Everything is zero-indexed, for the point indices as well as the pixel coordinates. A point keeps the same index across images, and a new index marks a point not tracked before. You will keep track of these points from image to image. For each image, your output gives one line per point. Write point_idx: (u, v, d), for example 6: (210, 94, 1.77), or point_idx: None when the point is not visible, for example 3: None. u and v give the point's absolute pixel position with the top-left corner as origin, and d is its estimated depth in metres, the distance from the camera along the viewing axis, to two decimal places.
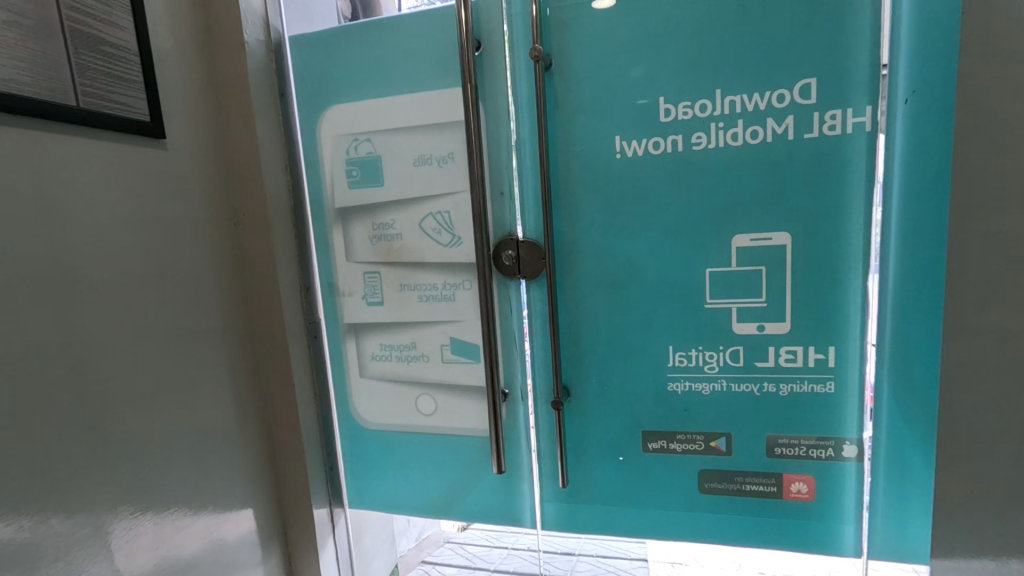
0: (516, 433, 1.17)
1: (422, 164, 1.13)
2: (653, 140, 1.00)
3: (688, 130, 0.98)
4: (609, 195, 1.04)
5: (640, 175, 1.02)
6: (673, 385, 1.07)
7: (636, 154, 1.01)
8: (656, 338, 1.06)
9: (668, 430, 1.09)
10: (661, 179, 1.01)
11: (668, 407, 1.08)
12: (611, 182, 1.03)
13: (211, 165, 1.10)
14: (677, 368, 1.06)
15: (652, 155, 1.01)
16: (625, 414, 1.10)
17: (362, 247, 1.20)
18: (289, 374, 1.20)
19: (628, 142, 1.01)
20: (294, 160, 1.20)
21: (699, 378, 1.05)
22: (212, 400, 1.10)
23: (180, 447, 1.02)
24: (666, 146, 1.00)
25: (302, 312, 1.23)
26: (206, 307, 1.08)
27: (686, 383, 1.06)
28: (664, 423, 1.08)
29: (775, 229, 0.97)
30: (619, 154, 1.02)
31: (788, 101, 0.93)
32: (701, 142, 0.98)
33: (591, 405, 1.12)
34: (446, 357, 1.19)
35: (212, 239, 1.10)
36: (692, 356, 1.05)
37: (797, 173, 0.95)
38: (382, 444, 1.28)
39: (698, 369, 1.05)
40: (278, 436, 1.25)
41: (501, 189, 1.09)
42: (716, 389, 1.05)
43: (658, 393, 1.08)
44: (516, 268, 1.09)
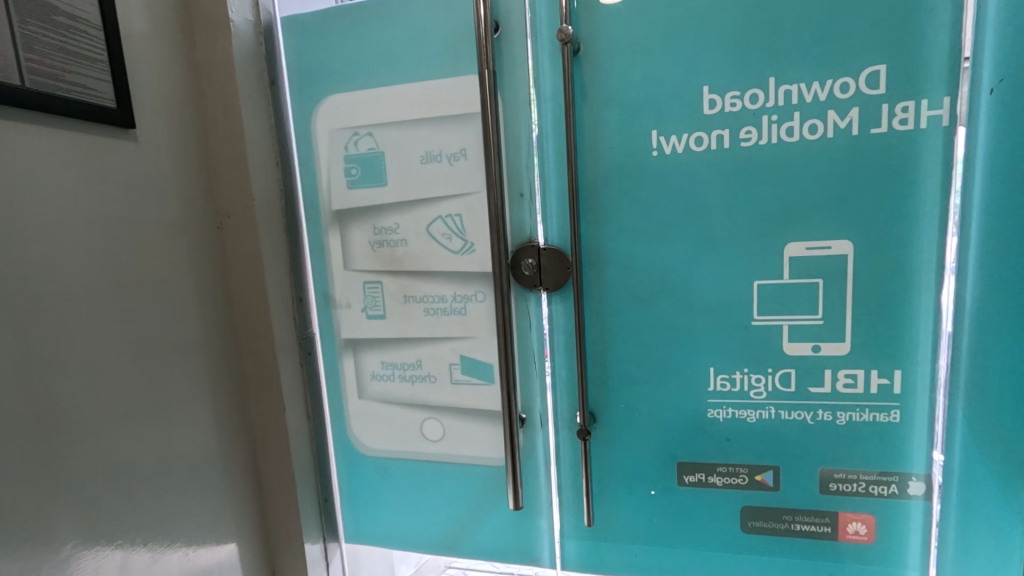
0: (534, 463, 1.05)
1: (430, 162, 1.01)
2: (695, 136, 0.88)
3: (735, 124, 0.86)
4: (643, 197, 0.92)
5: (679, 175, 0.90)
6: (713, 411, 0.95)
7: (676, 151, 0.89)
8: (695, 359, 0.94)
9: (707, 462, 0.97)
10: (703, 179, 0.89)
11: (707, 436, 0.96)
12: (645, 183, 0.91)
13: (190, 160, 0.96)
14: (719, 393, 0.94)
15: (693, 153, 0.89)
16: (658, 443, 0.98)
17: (361, 255, 1.08)
18: (280, 398, 1.05)
19: (666, 138, 0.89)
20: (286, 155, 1.07)
21: (744, 405, 0.93)
22: (190, 428, 0.96)
23: (151, 483, 0.89)
24: (710, 142, 0.88)
25: (295, 326, 1.09)
26: (183, 321, 0.95)
27: (728, 409, 0.94)
28: (702, 454, 0.97)
29: (835, 237, 0.86)
30: (656, 151, 0.90)
31: (852, 91, 0.81)
32: (750, 138, 0.86)
33: (620, 433, 1.00)
34: (455, 377, 1.07)
35: (190, 245, 0.96)
36: (735, 379, 0.93)
37: (862, 173, 0.83)
38: (383, 472, 1.15)
39: (742, 394, 0.93)
40: (265, 467, 1.10)
41: (520, 190, 0.97)
42: (763, 417, 0.93)
43: (696, 420, 0.96)
44: (537, 280, 0.97)
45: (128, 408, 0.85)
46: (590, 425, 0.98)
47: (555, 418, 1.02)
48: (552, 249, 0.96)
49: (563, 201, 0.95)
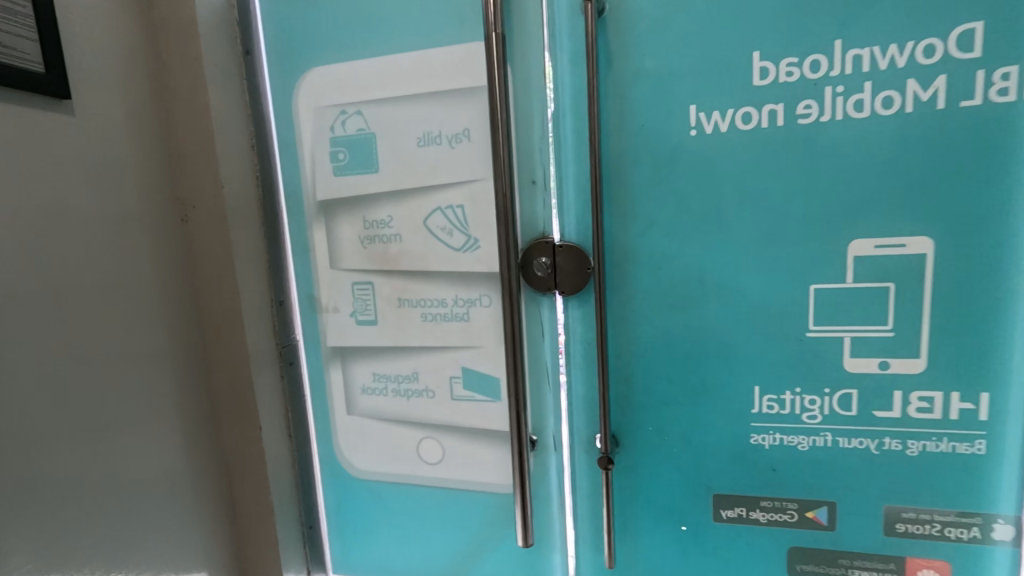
0: (547, 491, 0.91)
1: (428, 144, 0.87)
2: (742, 112, 0.74)
3: (792, 97, 0.72)
4: (679, 186, 0.78)
5: (722, 158, 0.76)
6: (756, 437, 0.81)
7: (718, 131, 0.75)
8: (737, 376, 0.80)
9: (749, 495, 0.83)
10: (751, 164, 0.75)
11: (750, 465, 0.82)
12: (681, 167, 0.77)
13: (147, 142, 0.83)
14: (764, 416, 0.80)
15: (740, 133, 0.75)
16: (691, 472, 0.85)
17: (350, 251, 0.94)
18: (254, 415, 0.92)
19: (706, 115, 0.75)
20: (263, 137, 0.93)
21: (794, 430, 0.80)
22: (149, 452, 0.83)
23: (99, 516, 0.76)
24: (760, 119, 0.74)
25: (273, 333, 0.95)
26: (140, 328, 0.81)
27: (775, 435, 0.80)
28: (743, 486, 0.83)
29: (911, 233, 0.71)
30: (695, 130, 0.76)
31: (938, 56, 0.67)
32: (810, 114, 0.72)
33: (646, 459, 0.86)
34: (456, 393, 0.94)
35: (148, 239, 0.83)
36: (784, 400, 0.79)
37: (948, 156, 0.69)
38: (375, 497, 1.02)
39: (793, 417, 0.79)
40: (238, 493, 0.96)
41: (533, 177, 0.83)
42: (817, 445, 0.79)
43: (736, 446, 0.82)
44: (552, 281, 0.84)
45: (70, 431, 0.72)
46: (612, 452, 0.84)
47: (571, 440, 0.89)
48: (570, 246, 0.82)
49: (583, 190, 0.82)
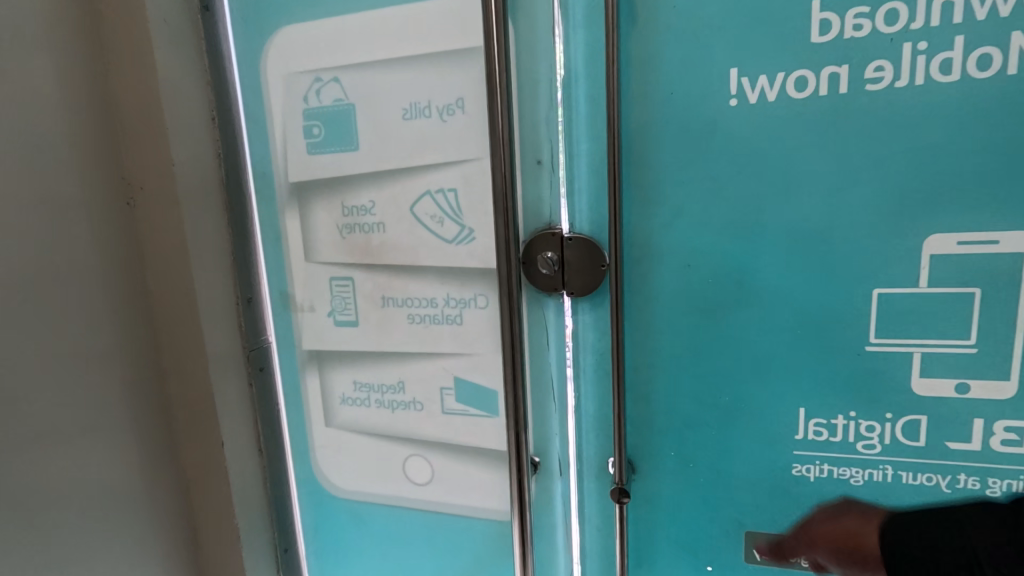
0: (551, 521, 0.79)
1: (415, 116, 0.74)
2: (795, 76, 0.60)
3: (859, 57, 0.58)
4: (714, 167, 0.64)
5: (769, 133, 0.62)
6: (799, 467, 0.69)
7: (766, 100, 0.62)
8: (780, 395, 0.67)
9: (789, 535, 0.70)
10: (805, 140, 0.61)
11: (791, 500, 0.70)
12: (718, 144, 0.64)
13: (82, 110, 0.71)
14: (810, 443, 0.68)
15: (792, 102, 0.61)
16: (720, 506, 0.72)
17: (327, 242, 0.82)
18: (216, 428, 0.80)
19: (751, 79, 0.62)
20: (225, 107, 0.80)
21: (847, 462, 0.67)
22: (95, 474, 0.71)
23: (30, 554, 0.64)
24: (818, 85, 0.60)
25: (239, 335, 0.83)
26: (79, 329, 0.69)
27: (823, 466, 0.68)
28: (783, 524, 0.70)
29: (1005, 227, 0.58)
30: (736, 99, 0.62)
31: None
32: (882, 78, 0.58)
33: (667, 489, 0.73)
34: (448, 406, 0.82)
35: (86, 226, 0.71)
36: (835, 426, 0.66)
37: None
38: (357, 519, 0.90)
39: (845, 446, 0.66)
40: (200, 518, 0.84)
41: (537, 156, 0.70)
42: (873, 480, 0.66)
43: (776, 478, 0.69)
44: (560, 280, 0.71)
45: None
46: (627, 481, 0.72)
47: (580, 463, 0.77)
48: (582, 239, 0.69)
49: (598, 171, 0.68)
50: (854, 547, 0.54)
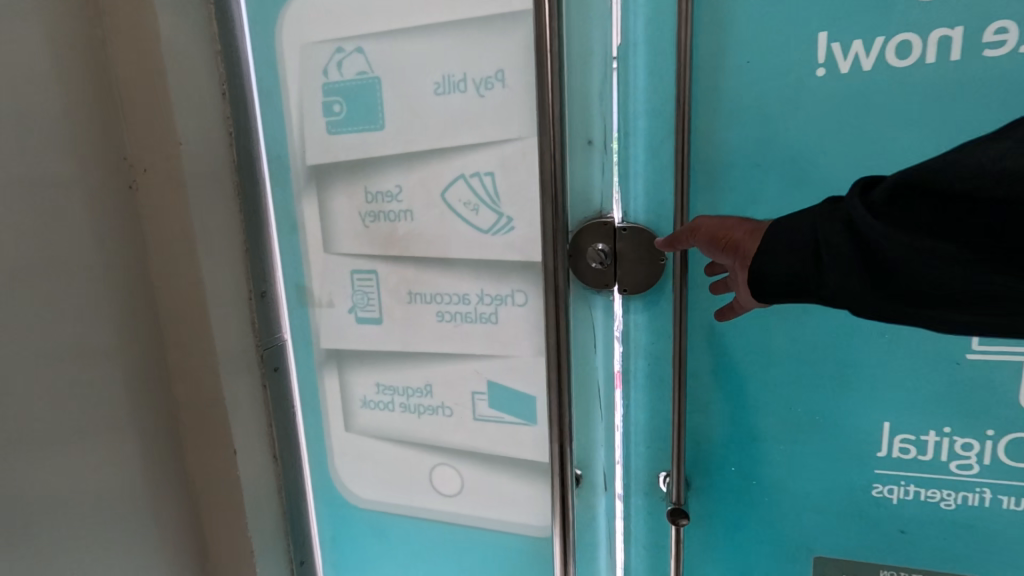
0: (595, 539, 0.73)
1: (448, 91, 0.66)
2: (897, 41, 0.52)
3: (977, 18, 0.50)
4: (795, 148, 0.56)
5: (863, 109, 0.54)
6: (879, 488, 0.62)
7: (860, 69, 0.53)
8: (861, 408, 0.61)
9: (867, 563, 0.64)
10: (906, 116, 0.53)
11: (869, 523, 0.63)
12: (801, 122, 0.56)
13: (77, 82, 0.63)
14: (893, 461, 0.61)
15: (892, 72, 0.53)
16: (790, 529, 0.66)
17: (348, 231, 0.74)
18: (227, 434, 0.73)
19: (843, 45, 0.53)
20: (237, 81, 0.72)
21: (938, 483, 0.60)
22: (97, 487, 0.64)
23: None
24: (924, 52, 0.52)
25: (252, 332, 0.76)
26: (77, 326, 0.62)
27: (908, 487, 0.61)
28: (860, 550, 0.64)
29: None
30: (824, 69, 0.54)
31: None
32: (1005, 42, 0.50)
33: (730, 509, 0.67)
34: (480, 412, 0.75)
35: (84, 212, 0.63)
36: (925, 444, 0.60)
37: None
38: (378, 532, 0.84)
39: (936, 465, 0.60)
40: (210, 529, 0.78)
41: (587, 135, 0.62)
42: (967, 504, 0.60)
43: (854, 500, 0.63)
44: (611, 275, 0.64)
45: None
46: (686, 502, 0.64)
47: (627, 478, 0.70)
48: (637, 229, 0.62)
49: (658, 153, 0.61)
50: (725, 243, 0.54)
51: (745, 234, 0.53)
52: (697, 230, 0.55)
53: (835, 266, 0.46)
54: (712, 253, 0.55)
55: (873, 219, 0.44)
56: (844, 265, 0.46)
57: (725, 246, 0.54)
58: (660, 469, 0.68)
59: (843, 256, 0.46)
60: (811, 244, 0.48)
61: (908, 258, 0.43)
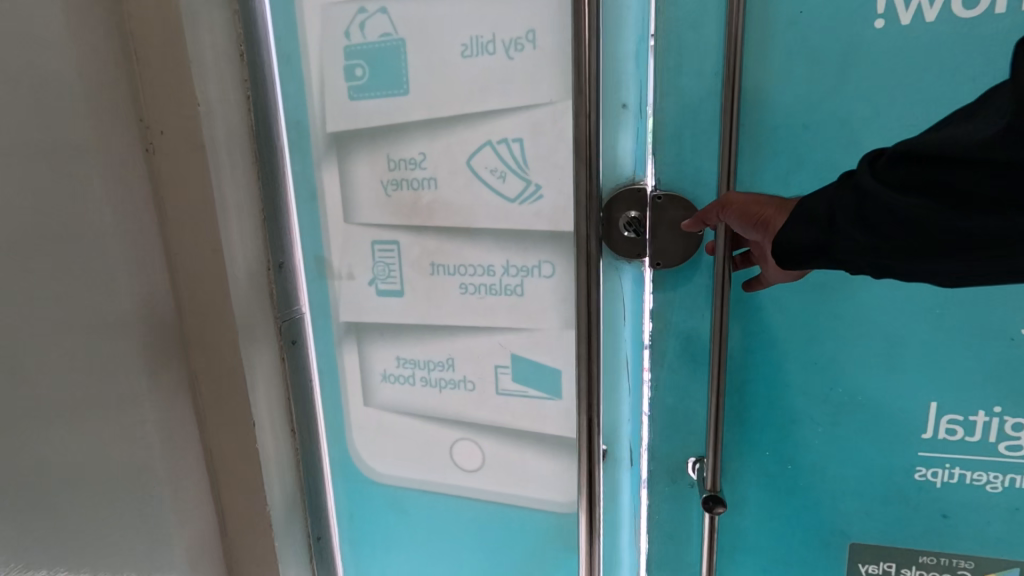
0: (619, 514, 0.72)
1: (475, 53, 0.64)
2: None
3: None
4: (848, 106, 0.57)
5: (919, 63, 0.55)
6: (921, 471, 0.64)
7: (923, 20, 0.54)
8: (908, 391, 0.61)
9: (911, 548, 0.66)
10: (963, 72, 0.54)
11: (913, 508, 0.65)
12: (855, 77, 0.56)
13: (93, 39, 0.61)
14: (939, 443, 0.62)
15: (956, 22, 0.54)
16: (833, 512, 0.67)
17: (368, 200, 0.73)
18: (246, 406, 0.72)
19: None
20: (255, 43, 0.70)
21: (985, 466, 0.62)
22: (118, 456, 0.63)
23: (59, 544, 0.58)
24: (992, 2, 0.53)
25: (271, 304, 0.74)
26: (94, 291, 0.61)
27: (953, 470, 0.63)
28: (903, 534, 0.66)
29: None
30: (883, 20, 0.55)
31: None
32: None
33: (774, 493, 0.68)
34: (502, 386, 0.73)
35: (99, 174, 0.61)
36: (974, 426, 0.61)
37: None
38: (398, 506, 0.83)
39: (984, 446, 0.61)
40: (229, 504, 0.77)
41: (622, 98, 0.60)
42: (1016, 485, 0.62)
43: (896, 482, 0.65)
44: (642, 245, 0.62)
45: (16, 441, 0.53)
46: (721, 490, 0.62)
47: (654, 454, 0.69)
48: (671, 197, 0.60)
49: (697, 117, 0.59)
50: (756, 220, 0.53)
51: (775, 209, 0.52)
52: (728, 206, 0.54)
53: (849, 231, 0.46)
54: (744, 229, 0.54)
55: (883, 186, 0.43)
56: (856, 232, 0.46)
57: (757, 223, 0.53)
58: (690, 452, 0.68)
59: (854, 222, 0.46)
60: (828, 212, 0.47)
61: (920, 218, 0.42)
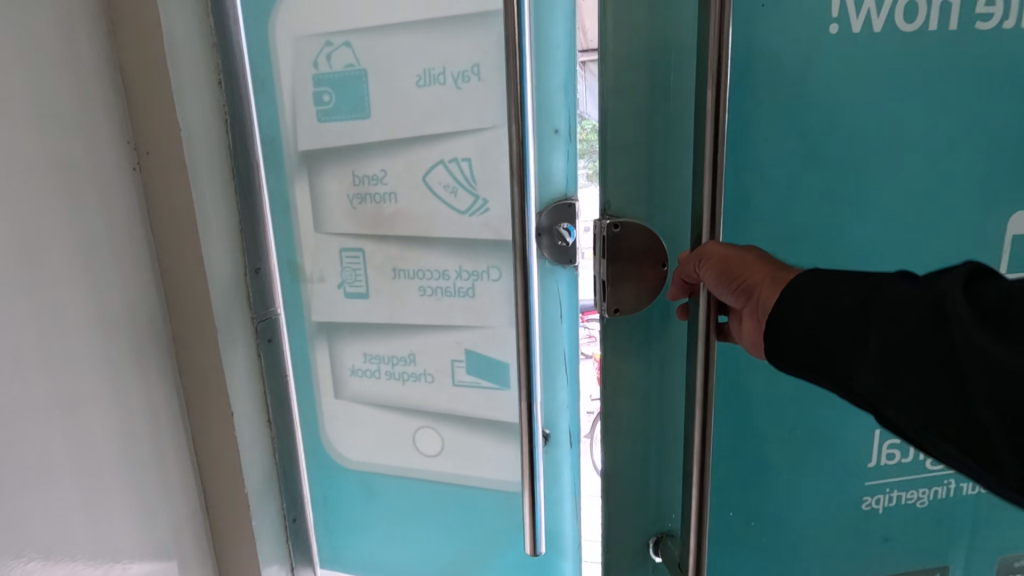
0: (559, 489, 0.80)
1: (429, 84, 0.73)
2: (904, 6, 0.66)
3: None
4: (798, 107, 0.68)
5: (857, 68, 0.67)
6: (870, 501, 0.79)
7: (871, 28, 0.66)
8: (853, 430, 0.77)
9: (863, 567, 0.82)
10: (884, 85, 0.68)
11: (862, 533, 0.81)
12: (802, 84, 0.67)
13: (87, 69, 0.68)
14: (883, 468, 0.78)
15: (894, 33, 0.66)
16: (802, 545, 0.81)
17: (337, 212, 0.81)
18: (226, 398, 0.79)
19: (853, 8, 0.65)
20: (233, 71, 0.78)
21: (915, 486, 0.79)
22: (111, 441, 0.70)
23: (63, 516, 0.65)
24: (925, 19, 0.66)
25: (247, 305, 0.82)
26: (89, 293, 0.68)
27: (891, 494, 0.79)
28: (859, 557, 0.82)
29: None
30: (837, 25, 0.66)
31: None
32: (990, 16, 0.66)
33: (757, 531, 0.80)
34: (458, 378, 0.82)
35: (91, 191, 0.68)
36: (907, 452, 0.78)
37: None
38: (368, 490, 0.91)
39: (916, 464, 0.78)
40: (211, 487, 0.84)
41: (553, 124, 0.69)
42: (937, 496, 0.80)
43: (849, 514, 0.80)
44: (597, 275, 0.68)
45: (20, 430, 0.60)
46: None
47: (614, 501, 0.79)
48: (625, 223, 0.67)
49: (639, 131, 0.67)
50: (739, 282, 0.54)
51: (762, 278, 0.53)
52: (708, 260, 0.55)
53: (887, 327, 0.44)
54: (721, 286, 0.55)
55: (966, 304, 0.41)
56: (896, 329, 0.44)
57: (740, 287, 0.54)
58: (650, 534, 0.80)
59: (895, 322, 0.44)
60: (862, 300, 0.46)
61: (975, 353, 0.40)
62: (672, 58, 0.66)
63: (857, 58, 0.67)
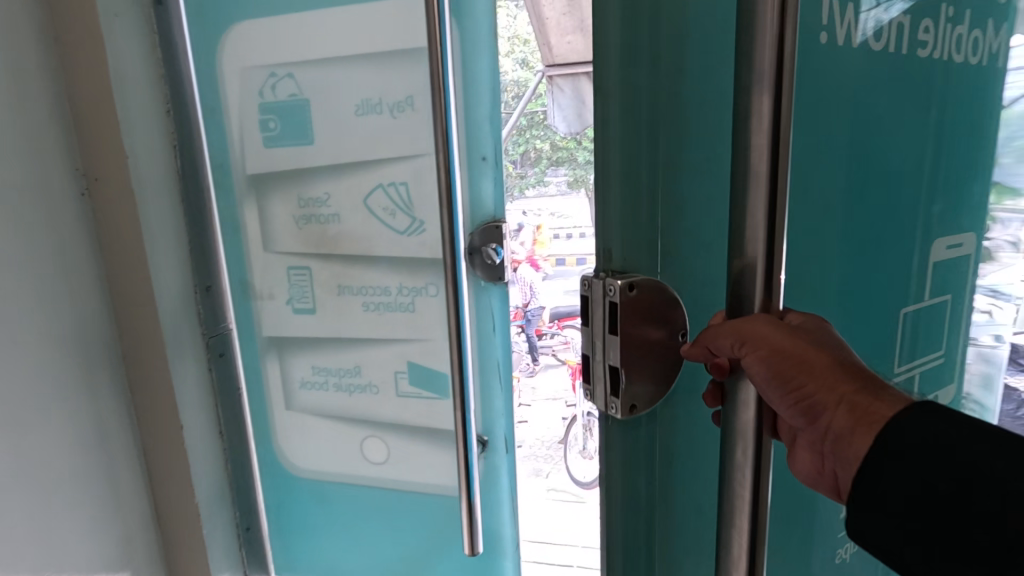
0: (497, 492, 0.85)
1: (367, 113, 0.78)
2: (873, 20, 0.52)
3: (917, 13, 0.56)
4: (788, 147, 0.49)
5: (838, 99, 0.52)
6: (841, 554, 0.64)
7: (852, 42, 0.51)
8: None
9: None
10: (859, 116, 0.54)
11: None
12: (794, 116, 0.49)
13: (38, 100, 0.71)
14: None
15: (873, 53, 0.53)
16: None
17: (285, 233, 0.85)
18: (176, 413, 0.82)
19: (842, 10, 0.50)
20: (181, 99, 0.81)
21: None
22: (63, 453, 0.73)
23: (15, 524, 0.68)
24: (891, 38, 0.54)
25: (198, 321, 0.84)
26: (40, 313, 0.71)
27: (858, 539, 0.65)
28: None
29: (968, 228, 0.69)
30: (826, 34, 0.49)
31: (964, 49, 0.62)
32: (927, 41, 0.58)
33: None
34: (402, 389, 0.86)
35: (41, 217, 0.71)
36: None
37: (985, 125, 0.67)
38: (319, 497, 0.95)
39: None
40: (163, 499, 0.86)
41: (481, 153, 0.75)
42: None
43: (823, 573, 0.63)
44: (604, 360, 0.44)
45: None
46: None
47: None
48: (646, 284, 0.44)
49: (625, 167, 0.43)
50: (802, 399, 0.37)
51: (833, 398, 0.37)
52: (756, 351, 0.37)
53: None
54: (775, 399, 0.38)
55: None
56: None
57: (801, 408, 0.38)
58: None
59: None
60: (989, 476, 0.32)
61: None
62: (684, 55, 0.43)
63: (845, 88, 0.52)
